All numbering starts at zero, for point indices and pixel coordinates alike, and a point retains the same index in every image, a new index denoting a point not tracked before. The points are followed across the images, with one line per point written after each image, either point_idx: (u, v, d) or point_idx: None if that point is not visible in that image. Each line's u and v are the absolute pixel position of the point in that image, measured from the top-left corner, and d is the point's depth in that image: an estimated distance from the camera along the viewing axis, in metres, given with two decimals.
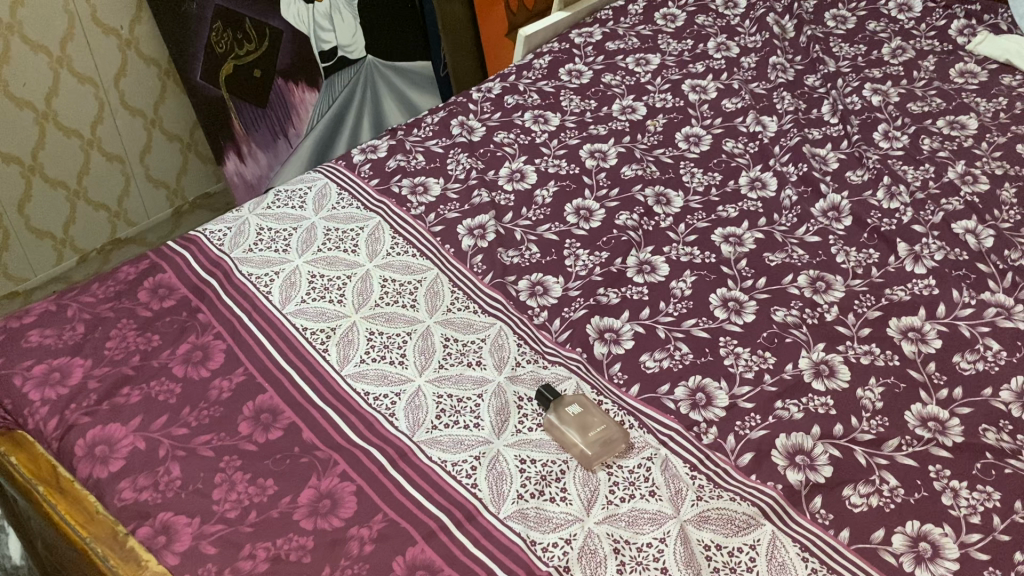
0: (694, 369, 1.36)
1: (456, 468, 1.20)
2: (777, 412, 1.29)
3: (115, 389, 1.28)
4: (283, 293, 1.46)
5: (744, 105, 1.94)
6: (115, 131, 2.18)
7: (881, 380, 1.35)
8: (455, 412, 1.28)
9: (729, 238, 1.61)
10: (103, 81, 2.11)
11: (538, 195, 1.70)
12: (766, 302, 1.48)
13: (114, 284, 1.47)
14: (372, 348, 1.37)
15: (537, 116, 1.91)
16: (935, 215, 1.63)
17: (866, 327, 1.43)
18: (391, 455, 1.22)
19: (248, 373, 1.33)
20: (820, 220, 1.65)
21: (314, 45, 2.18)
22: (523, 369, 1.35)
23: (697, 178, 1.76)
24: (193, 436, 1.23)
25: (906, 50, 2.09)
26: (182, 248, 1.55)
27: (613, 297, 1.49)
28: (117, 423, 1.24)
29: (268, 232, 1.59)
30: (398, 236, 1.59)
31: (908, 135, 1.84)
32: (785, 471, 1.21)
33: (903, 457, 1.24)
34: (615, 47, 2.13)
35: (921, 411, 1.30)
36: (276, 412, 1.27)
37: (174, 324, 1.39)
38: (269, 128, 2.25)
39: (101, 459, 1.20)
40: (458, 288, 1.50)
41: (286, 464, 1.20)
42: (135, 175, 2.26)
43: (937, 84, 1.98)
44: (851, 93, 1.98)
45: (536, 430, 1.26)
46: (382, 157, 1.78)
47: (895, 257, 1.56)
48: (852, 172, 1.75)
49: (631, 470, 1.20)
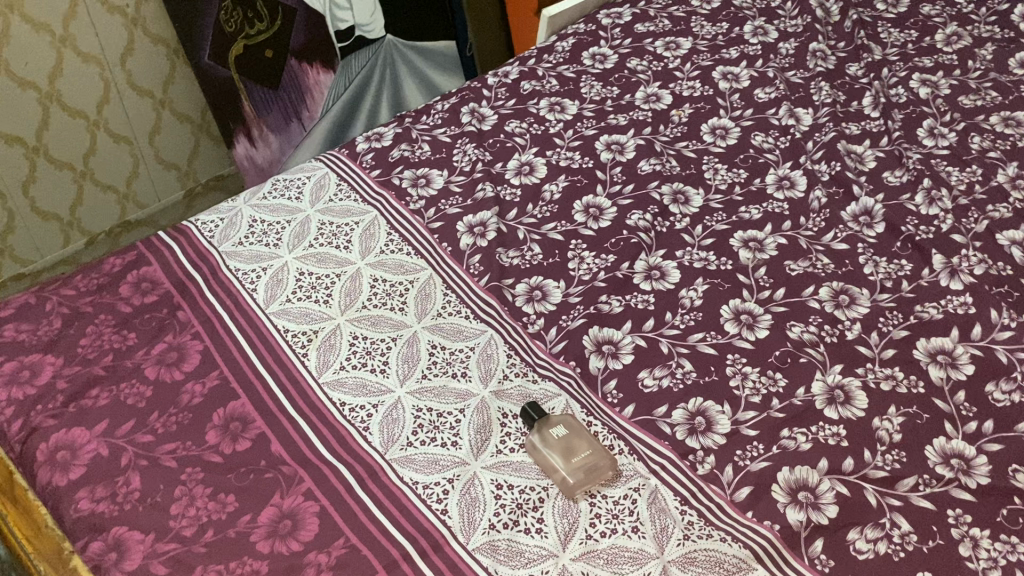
0: (695, 390, 1.25)
1: (427, 491, 1.12)
2: (783, 441, 1.18)
3: (83, 391, 1.24)
4: (268, 291, 1.40)
5: (778, 95, 1.81)
6: (123, 112, 2.13)
7: (902, 409, 1.23)
8: (434, 429, 1.20)
9: (748, 243, 1.50)
10: (110, 61, 2.06)
11: (546, 191, 1.60)
12: (782, 316, 1.36)
13: (97, 276, 1.42)
14: (354, 355, 1.30)
15: (553, 104, 1.80)
16: (978, 223, 1.49)
17: (889, 348, 1.31)
18: (360, 474, 1.14)
19: (223, 376, 1.27)
20: (849, 225, 1.52)
21: (330, 24, 2.14)
22: (510, 383, 1.26)
23: (720, 174, 1.64)
24: (158, 444, 1.18)
25: (961, 37, 1.93)
26: (170, 240, 1.50)
27: (616, 305, 1.39)
28: (81, 428, 1.19)
29: (260, 224, 1.52)
30: (394, 232, 1.51)
31: (956, 132, 1.69)
32: (785, 509, 1.11)
33: (918, 499, 1.12)
34: (644, 30, 2.00)
35: (944, 445, 1.18)
36: (246, 421, 1.21)
37: (153, 321, 1.34)
38: (282, 111, 2.18)
39: (61, 466, 1.15)
40: (451, 291, 1.41)
41: (249, 479, 1.13)
42: (144, 156, 2.22)
43: (993, 75, 1.82)
44: (897, 84, 1.83)
45: (517, 451, 1.17)
46: (386, 146, 1.70)
47: (929, 270, 1.42)
48: (890, 173, 1.61)
49: (616, 502, 1.11)
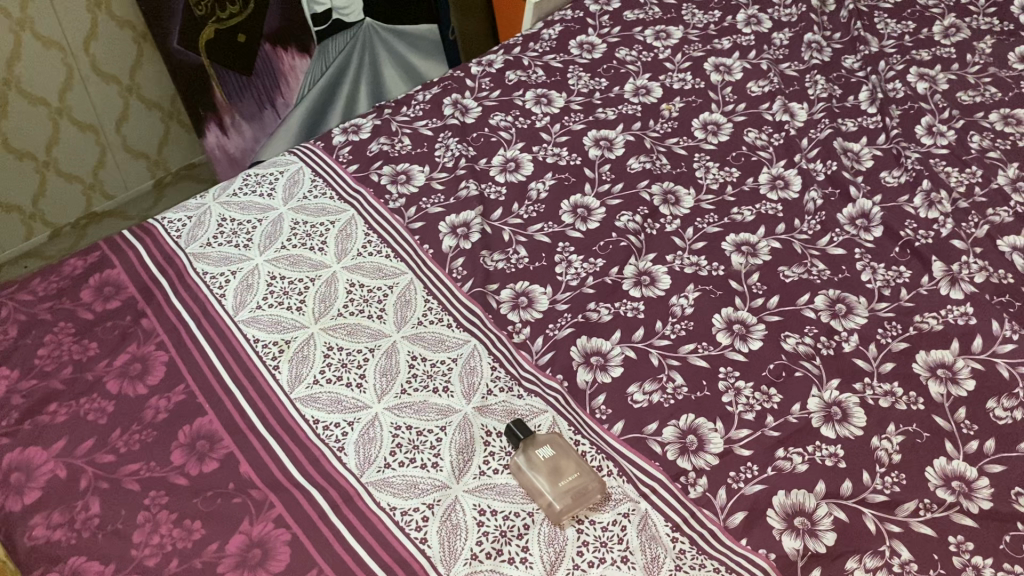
0: (686, 406, 1.19)
1: (405, 518, 1.07)
2: (778, 463, 1.13)
3: (40, 407, 1.17)
4: (237, 297, 1.33)
5: (772, 89, 1.75)
6: (88, 98, 2.03)
7: (901, 427, 1.18)
8: (413, 449, 1.14)
9: (741, 247, 1.44)
10: (72, 45, 1.95)
11: (532, 189, 1.54)
12: (777, 325, 1.31)
13: (57, 280, 1.34)
14: (328, 367, 1.24)
15: (540, 96, 1.73)
16: (979, 228, 1.44)
17: (888, 362, 1.26)
18: (334, 499, 1.08)
19: (189, 391, 1.20)
20: (846, 228, 1.46)
21: (307, 7, 2.03)
22: (494, 399, 1.21)
23: (711, 173, 1.58)
24: (119, 465, 1.11)
25: (960, 29, 1.87)
26: (136, 240, 1.42)
27: (604, 313, 1.33)
28: (38, 447, 1.12)
29: (230, 223, 1.44)
30: (372, 232, 1.44)
31: (955, 130, 1.64)
32: (780, 536, 1.06)
33: (919, 525, 1.08)
34: (633, 18, 1.93)
35: (945, 467, 1.14)
36: (213, 439, 1.14)
37: (115, 330, 1.27)
38: (255, 98, 2.08)
39: (15, 489, 1.09)
40: (432, 297, 1.35)
41: (216, 504, 1.07)
42: (111, 145, 2.13)
43: (992, 70, 1.76)
44: (894, 79, 1.77)
45: (501, 473, 1.12)
46: (364, 139, 1.62)
47: (928, 278, 1.37)
48: (888, 173, 1.56)
49: (604, 528, 1.06)
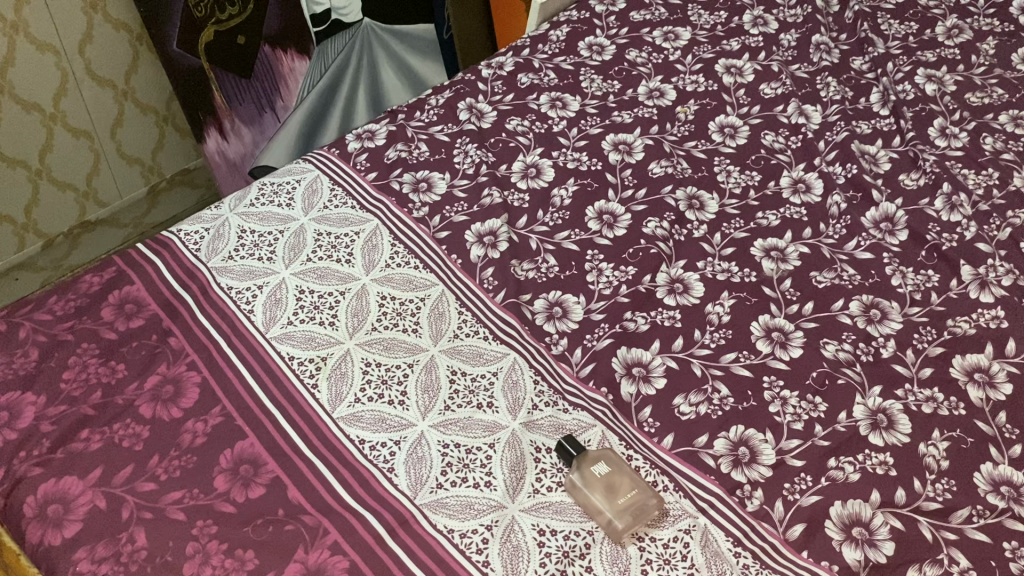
0: (734, 417, 1.19)
1: (465, 541, 1.04)
2: (831, 472, 1.13)
3: (72, 434, 1.12)
4: (267, 313, 1.29)
5: (785, 91, 1.75)
6: (82, 104, 1.96)
7: (945, 433, 1.19)
8: (464, 468, 1.11)
9: (770, 252, 1.44)
10: (66, 48, 1.87)
11: (556, 195, 1.51)
12: (814, 332, 1.31)
13: (74, 297, 1.29)
14: (368, 385, 1.20)
15: (554, 100, 1.71)
16: (1001, 230, 1.46)
17: (927, 367, 1.27)
18: (389, 523, 1.06)
19: (226, 413, 1.16)
20: (872, 232, 1.47)
21: (306, 8, 1.99)
22: (541, 414, 1.18)
23: (733, 177, 1.57)
24: (162, 493, 1.07)
25: (962, 30, 1.89)
26: (152, 254, 1.37)
27: (642, 322, 1.32)
28: (73, 477, 1.08)
29: (250, 235, 1.40)
30: (398, 242, 1.41)
31: (967, 132, 1.66)
32: (841, 547, 1.06)
33: (974, 532, 1.09)
34: (640, 19, 1.91)
35: (992, 472, 1.15)
36: (257, 463, 1.11)
37: (142, 350, 1.22)
38: (254, 100, 2.03)
39: (54, 522, 1.04)
40: (466, 309, 1.32)
41: (268, 533, 1.04)
42: (105, 151, 2.05)
43: (998, 71, 1.79)
44: (903, 80, 1.78)
45: (556, 490, 1.10)
46: (380, 145, 1.58)
47: (957, 281, 1.38)
48: (906, 175, 1.57)
49: (666, 545, 1.05)
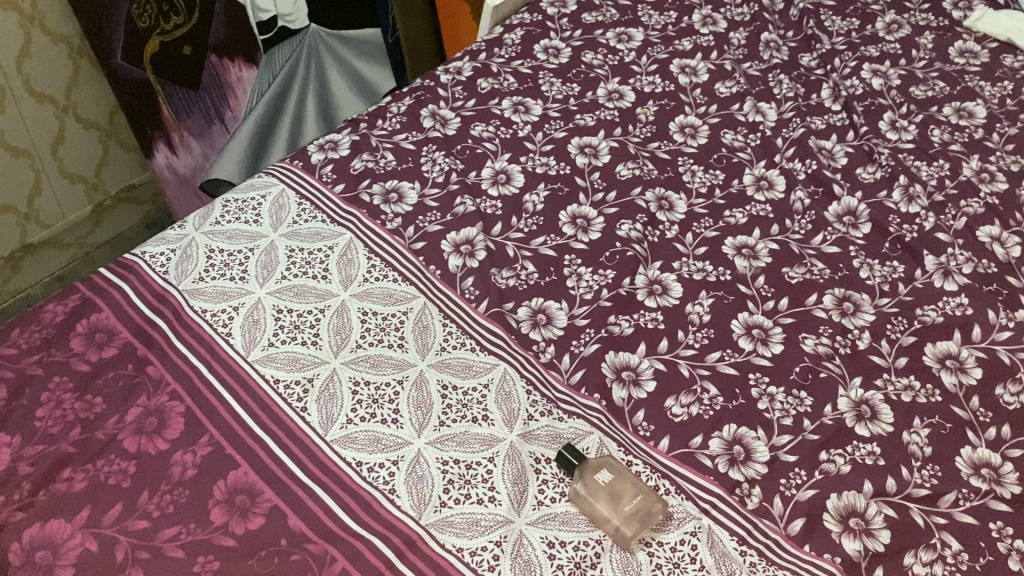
0: (726, 417, 1.21)
1: (475, 558, 1.03)
2: (823, 466, 1.16)
3: (54, 474, 1.07)
4: (246, 335, 1.25)
5: (739, 89, 1.78)
6: (22, 122, 1.89)
7: (926, 420, 1.23)
8: (466, 484, 1.10)
9: (742, 249, 1.46)
10: (4, 66, 1.80)
11: (528, 201, 1.51)
12: (793, 327, 1.34)
13: (39, 329, 1.23)
14: (360, 405, 1.18)
15: (516, 104, 1.70)
16: (957, 220, 1.52)
17: (902, 356, 1.31)
18: (398, 545, 1.04)
19: (215, 442, 1.12)
20: (836, 226, 1.51)
21: (251, 14, 1.93)
22: (537, 424, 1.18)
23: (698, 177, 1.59)
24: (157, 531, 1.03)
25: (901, 25, 1.95)
26: (118, 279, 1.31)
27: (626, 326, 1.32)
28: (59, 520, 1.03)
29: (219, 255, 1.35)
30: (375, 256, 1.38)
31: (915, 125, 1.71)
32: (840, 539, 1.09)
33: (962, 515, 1.13)
34: (592, 20, 1.92)
35: (973, 455, 1.19)
36: (254, 493, 1.07)
37: (119, 381, 1.17)
38: (203, 112, 1.99)
39: (43, 569, 1.00)
40: (450, 321, 1.31)
41: (273, 565, 1.01)
42: (47, 170, 1.99)
43: (938, 65, 1.85)
44: (850, 75, 1.83)
45: (560, 501, 1.10)
46: (344, 156, 1.55)
47: (922, 271, 1.43)
48: (863, 169, 1.61)
49: (674, 549, 1.07)
